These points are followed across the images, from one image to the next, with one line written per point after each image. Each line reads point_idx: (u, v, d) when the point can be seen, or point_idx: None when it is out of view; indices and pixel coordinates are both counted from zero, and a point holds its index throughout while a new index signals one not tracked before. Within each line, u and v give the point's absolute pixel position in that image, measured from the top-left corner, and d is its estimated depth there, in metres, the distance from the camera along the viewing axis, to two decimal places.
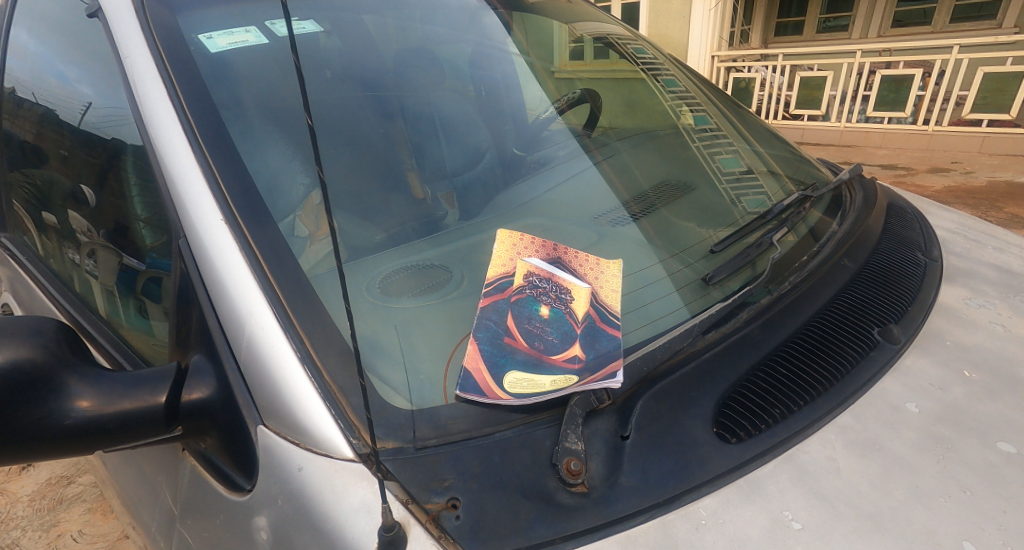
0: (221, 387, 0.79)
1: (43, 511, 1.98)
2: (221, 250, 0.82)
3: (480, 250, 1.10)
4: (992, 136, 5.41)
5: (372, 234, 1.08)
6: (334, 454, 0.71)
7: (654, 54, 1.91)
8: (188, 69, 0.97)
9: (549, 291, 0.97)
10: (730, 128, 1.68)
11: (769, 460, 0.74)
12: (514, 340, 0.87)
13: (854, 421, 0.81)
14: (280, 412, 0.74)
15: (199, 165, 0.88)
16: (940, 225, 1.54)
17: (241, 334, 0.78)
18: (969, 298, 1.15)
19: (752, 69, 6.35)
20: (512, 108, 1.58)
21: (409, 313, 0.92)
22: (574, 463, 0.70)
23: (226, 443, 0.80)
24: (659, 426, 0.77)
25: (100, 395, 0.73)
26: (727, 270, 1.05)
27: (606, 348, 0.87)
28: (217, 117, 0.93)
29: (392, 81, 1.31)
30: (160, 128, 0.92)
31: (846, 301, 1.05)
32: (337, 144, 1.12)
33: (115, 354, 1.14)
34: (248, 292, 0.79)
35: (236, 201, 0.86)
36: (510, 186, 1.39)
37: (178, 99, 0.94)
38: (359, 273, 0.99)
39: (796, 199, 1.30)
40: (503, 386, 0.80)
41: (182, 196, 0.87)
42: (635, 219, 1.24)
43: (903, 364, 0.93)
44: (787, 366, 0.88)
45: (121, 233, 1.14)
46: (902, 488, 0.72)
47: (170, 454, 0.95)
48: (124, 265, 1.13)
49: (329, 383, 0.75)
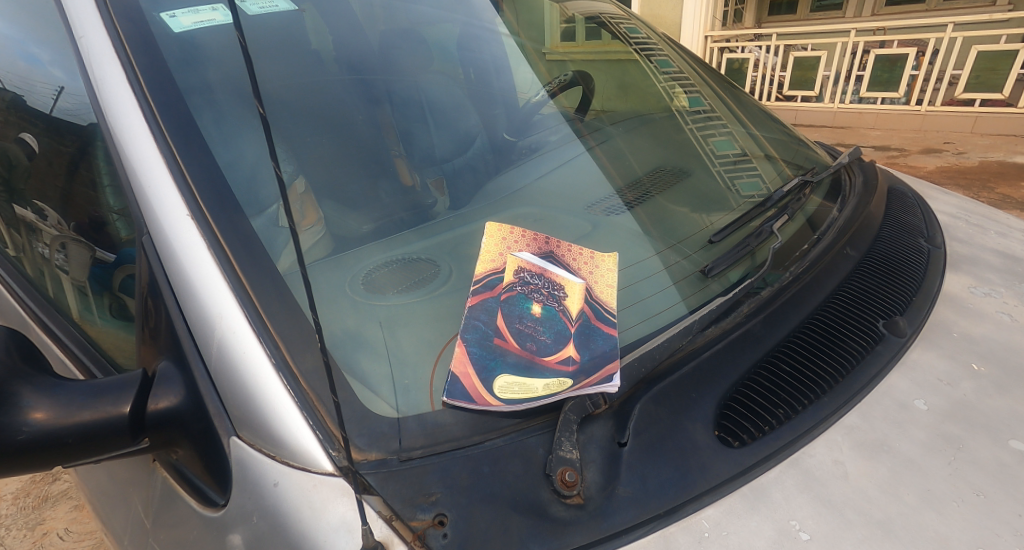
0: (190, 395, 0.74)
1: (27, 509, 1.94)
2: (187, 247, 0.76)
3: (468, 243, 1.04)
4: (985, 116, 5.36)
5: (356, 225, 1.03)
6: (312, 467, 0.66)
7: (647, 34, 1.85)
8: (151, 51, 0.90)
9: (542, 288, 0.90)
10: (724, 110, 1.62)
11: (774, 465, 0.70)
12: (505, 340, 0.81)
13: (862, 421, 0.77)
14: (254, 422, 0.70)
15: (163, 156, 0.82)
16: (941, 210, 1.50)
17: (211, 338, 0.73)
18: (974, 286, 1.11)
19: (744, 50, 6.30)
20: (503, 92, 1.52)
21: (394, 312, 0.87)
22: (569, 474, 0.66)
23: (199, 454, 0.76)
24: (658, 430, 0.73)
25: (58, 406, 0.68)
26: (726, 262, 1.00)
27: (602, 349, 0.81)
28: (182, 102, 0.87)
29: (378, 63, 1.24)
30: (120, 115, 0.85)
31: (849, 292, 1.01)
32: (316, 128, 1.05)
33: (91, 366, 1.08)
34: (217, 293, 0.74)
35: (204, 195, 0.80)
36: (501, 173, 1.34)
37: (139, 85, 0.87)
38: (340, 268, 0.94)
39: (796, 185, 1.26)
40: (493, 390, 0.75)
41: (144, 189, 0.81)
42: (630, 207, 1.18)
43: (910, 358, 0.89)
44: (791, 363, 0.84)
45: (92, 227, 1.08)
46: (913, 493, 0.68)
47: (143, 467, 0.90)
48: (96, 260, 1.08)
49: (306, 390, 0.70)
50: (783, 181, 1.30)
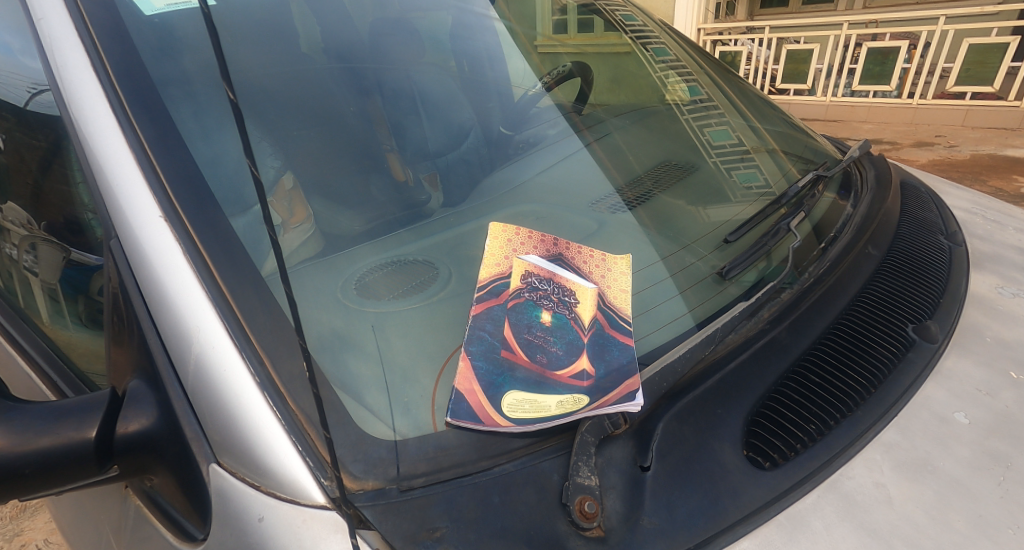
0: (166, 417, 0.67)
1: (4, 520, 1.85)
2: (161, 253, 0.69)
3: (469, 243, 0.97)
4: (975, 109, 5.33)
5: (348, 226, 0.96)
6: (303, 500, 0.59)
7: (643, 21, 1.75)
8: (119, 35, 0.82)
9: (551, 294, 0.83)
10: (723, 99, 1.54)
11: (812, 489, 0.64)
12: (513, 353, 0.74)
13: (901, 438, 0.71)
14: (237, 448, 0.62)
15: (133, 151, 0.74)
16: (955, 205, 1.45)
17: (188, 354, 0.65)
18: (1001, 286, 1.06)
19: (737, 43, 6.25)
20: (497, 83, 1.45)
21: (392, 321, 0.79)
22: (588, 504, 0.60)
23: (175, 482, 0.69)
24: (683, 451, 0.66)
25: (15, 432, 0.61)
26: (744, 262, 0.94)
27: (618, 361, 0.75)
28: (155, 92, 0.78)
29: (366, 52, 1.16)
30: (84, 107, 0.77)
31: (875, 293, 0.95)
32: (303, 120, 0.97)
33: (65, 388, 1.01)
34: (194, 305, 0.66)
35: (179, 194, 0.72)
36: (498, 169, 1.27)
37: (106, 73, 0.79)
38: (332, 271, 0.86)
39: (811, 180, 1.20)
40: (501, 409, 0.68)
41: (112, 188, 0.73)
42: (632, 207, 1.11)
43: (944, 365, 0.83)
44: (821, 373, 0.78)
45: (66, 228, 1.00)
46: (964, 519, 0.62)
47: (114, 498, 0.83)
48: (70, 262, 0.99)
49: (295, 411, 0.63)
50: (783, 177, 1.23)
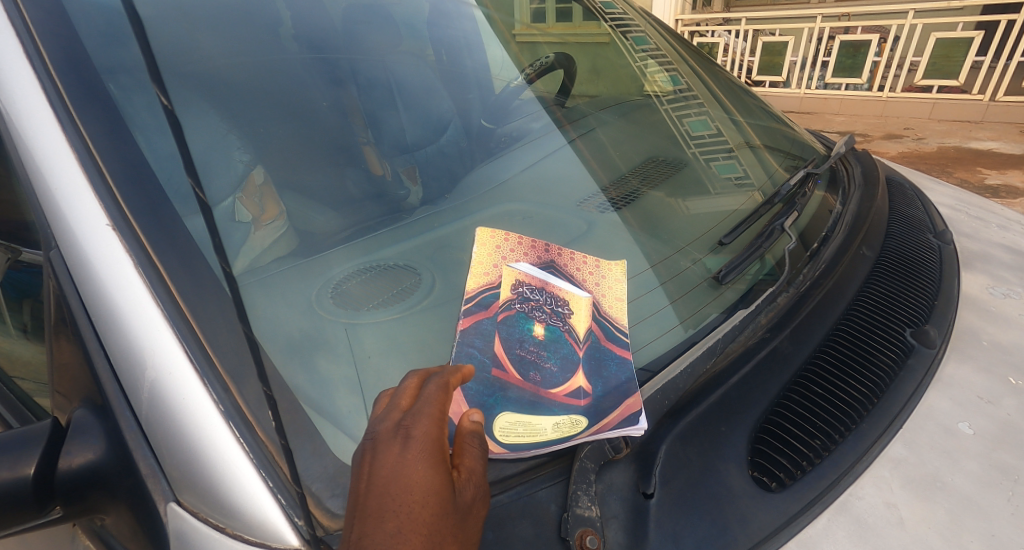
0: (117, 449, 0.60)
1: None
2: (109, 265, 0.61)
3: (453, 246, 0.91)
4: (941, 103, 5.40)
5: (321, 229, 0.89)
6: (274, 542, 0.53)
7: (624, 9, 1.68)
8: (60, 20, 0.73)
9: (544, 305, 0.79)
10: (703, 89, 1.50)
11: (822, 511, 0.61)
12: (505, 372, 0.69)
13: (908, 453, 0.68)
14: (198, 483, 0.55)
15: (77, 149, 0.66)
16: (940, 201, 1.44)
17: (141, 379, 0.58)
18: (992, 287, 1.04)
19: (714, 34, 6.23)
20: (476, 72, 1.39)
21: (368, 334, 0.73)
22: (589, 538, 0.55)
23: (130, 520, 0.62)
24: (688, 475, 0.63)
25: None
26: (740, 265, 0.89)
27: (616, 378, 0.70)
28: (101, 84, 0.70)
29: (338, 40, 1.08)
30: (17, 97, 0.68)
31: (871, 296, 0.93)
32: (271, 112, 0.89)
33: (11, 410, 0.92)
34: (148, 324, 0.58)
35: (130, 199, 0.64)
36: (479, 164, 1.21)
37: (43, 60, 0.70)
38: (303, 278, 0.79)
39: (803, 176, 1.16)
40: (493, 433, 0.62)
41: (52, 191, 0.65)
42: (617, 207, 1.06)
43: (944, 372, 0.81)
44: (825, 383, 0.75)
45: (10, 228, 0.90)
46: (977, 540, 0.60)
47: (64, 535, 0.76)
48: (18, 263, 0.88)
49: (265, 443, 0.56)
50: (765, 172, 1.19)
